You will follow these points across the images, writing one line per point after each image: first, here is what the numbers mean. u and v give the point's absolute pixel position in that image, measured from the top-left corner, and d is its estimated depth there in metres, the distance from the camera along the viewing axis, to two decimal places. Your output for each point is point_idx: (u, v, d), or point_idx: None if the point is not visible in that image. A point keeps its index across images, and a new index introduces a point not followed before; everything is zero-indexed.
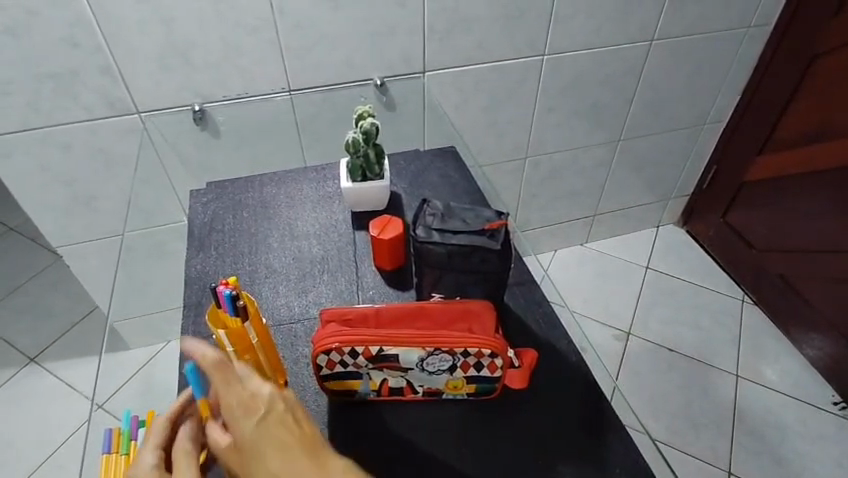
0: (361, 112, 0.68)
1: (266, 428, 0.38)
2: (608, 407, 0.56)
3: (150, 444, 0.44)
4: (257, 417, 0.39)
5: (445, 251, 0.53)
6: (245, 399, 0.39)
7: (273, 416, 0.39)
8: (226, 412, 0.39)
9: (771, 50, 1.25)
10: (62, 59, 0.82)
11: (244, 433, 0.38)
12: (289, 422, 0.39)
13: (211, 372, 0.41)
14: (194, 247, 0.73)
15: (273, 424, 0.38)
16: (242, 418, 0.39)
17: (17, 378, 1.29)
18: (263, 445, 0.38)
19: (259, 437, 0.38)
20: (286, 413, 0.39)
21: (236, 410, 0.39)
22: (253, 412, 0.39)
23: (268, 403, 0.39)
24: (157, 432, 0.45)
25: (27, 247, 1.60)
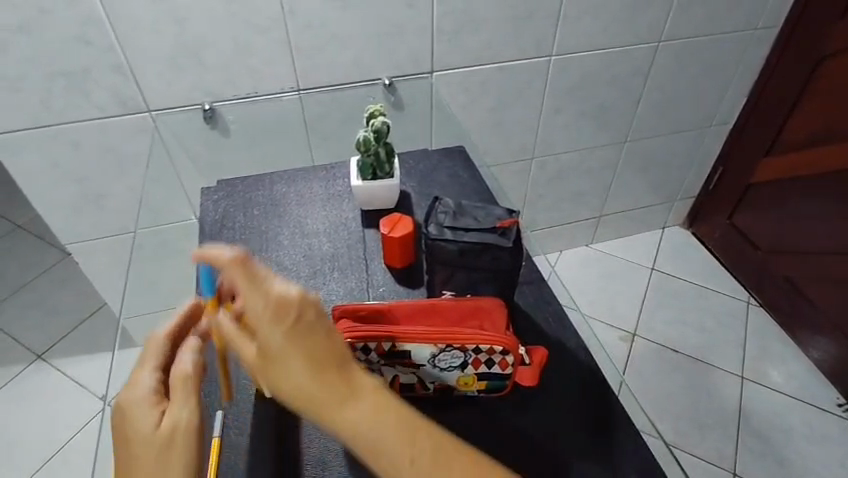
0: (372, 111, 0.69)
1: (293, 337, 0.34)
2: (617, 405, 0.57)
3: (147, 366, 0.42)
4: (284, 326, 0.34)
5: (458, 249, 0.53)
6: (270, 306, 0.35)
7: (302, 325, 0.34)
8: (250, 317, 0.36)
9: (777, 52, 1.25)
10: (74, 57, 0.82)
11: (268, 340, 0.35)
12: (318, 333, 0.35)
13: (236, 275, 0.37)
14: (205, 244, 0.73)
15: (299, 333, 0.34)
16: (269, 323, 0.35)
17: (24, 375, 1.30)
18: (288, 355, 0.34)
19: (284, 346, 0.34)
20: (315, 322, 0.35)
21: (261, 314, 0.35)
22: (279, 319, 0.35)
23: (297, 309, 0.35)
24: (154, 355, 0.43)
25: (35, 244, 1.61)
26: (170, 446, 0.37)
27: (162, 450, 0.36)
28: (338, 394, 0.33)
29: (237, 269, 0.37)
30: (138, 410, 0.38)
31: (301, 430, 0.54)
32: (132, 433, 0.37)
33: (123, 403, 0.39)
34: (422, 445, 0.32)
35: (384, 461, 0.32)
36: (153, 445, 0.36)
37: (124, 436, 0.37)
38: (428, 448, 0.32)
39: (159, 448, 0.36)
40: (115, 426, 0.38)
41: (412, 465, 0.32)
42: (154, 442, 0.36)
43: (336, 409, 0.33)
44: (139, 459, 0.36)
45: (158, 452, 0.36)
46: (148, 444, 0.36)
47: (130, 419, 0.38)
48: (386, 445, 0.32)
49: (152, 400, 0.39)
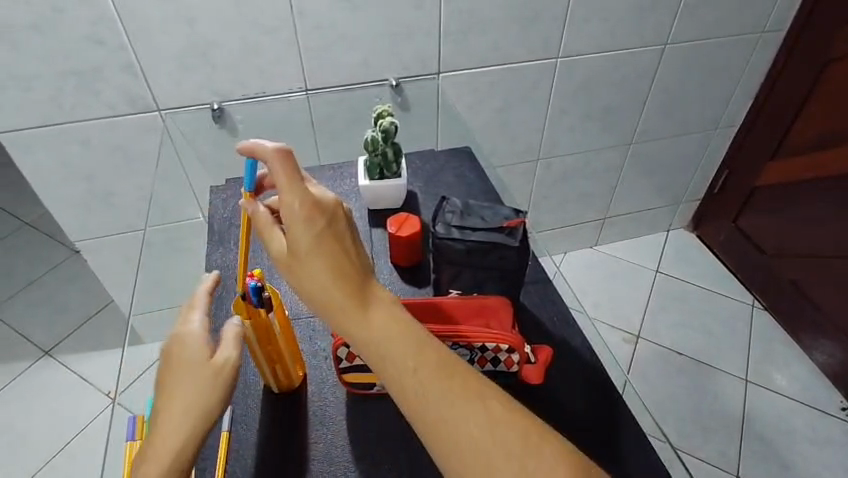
0: (381, 111, 0.70)
1: (322, 240, 0.40)
2: (622, 404, 0.57)
3: (196, 310, 0.49)
4: (316, 227, 0.40)
5: (465, 248, 0.54)
6: (307, 207, 0.41)
7: (332, 231, 0.41)
8: (284, 212, 0.41)
9: (784, 55, 1.25)
10: (86, 56, 0.83)
11: (300, 239, 0.40)
12: (344, 244, 0.41)
13: (282, 175, 0.43)
14: (214, 241, 0.75)
15: (328, 238, 0.40)
16: (301, 225, 0.40)
17: (32, 371, 1.31)
18: (315, 254, 0.40)
19: (312, 246, 0.40)
20: (342, 233, 0.41)
21: (295, 214, 0.41)
22: (313, 220, 0.41)
23: (328, 219, 0.41)
24: (200, 302, 0.49)
25: (42, 242, 1.63)
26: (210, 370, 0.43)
27: (204, 372, 0.43)
28: (356, 299, 0.39)
29: (282, 170, 0.43)
30: (189, 341, 0.45)
31: (308, 428, 0.55)
32: (181, 358, 0.44)
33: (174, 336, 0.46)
34: (424, 351, 0.38)
35: (392, 358, 0.37)
36: (196, 368, 0.43)
37: (173, 359, 0.44)
38: (430, 353, 0.38)
39: (202, 370, 0.43)
40: (166, 353, 0.45)
41: (416, 365, 0.37)
42: (200, 366, 0.43)
43: (354, 312, 0.38)
44: (183, 377, 0.43)
45: (200, 373, 0.43)
46: (193, 366, 0.44)
47: (180, 346, 0.45)
48: (394, 345, 0.37)
49: (200, 335, 0.46)
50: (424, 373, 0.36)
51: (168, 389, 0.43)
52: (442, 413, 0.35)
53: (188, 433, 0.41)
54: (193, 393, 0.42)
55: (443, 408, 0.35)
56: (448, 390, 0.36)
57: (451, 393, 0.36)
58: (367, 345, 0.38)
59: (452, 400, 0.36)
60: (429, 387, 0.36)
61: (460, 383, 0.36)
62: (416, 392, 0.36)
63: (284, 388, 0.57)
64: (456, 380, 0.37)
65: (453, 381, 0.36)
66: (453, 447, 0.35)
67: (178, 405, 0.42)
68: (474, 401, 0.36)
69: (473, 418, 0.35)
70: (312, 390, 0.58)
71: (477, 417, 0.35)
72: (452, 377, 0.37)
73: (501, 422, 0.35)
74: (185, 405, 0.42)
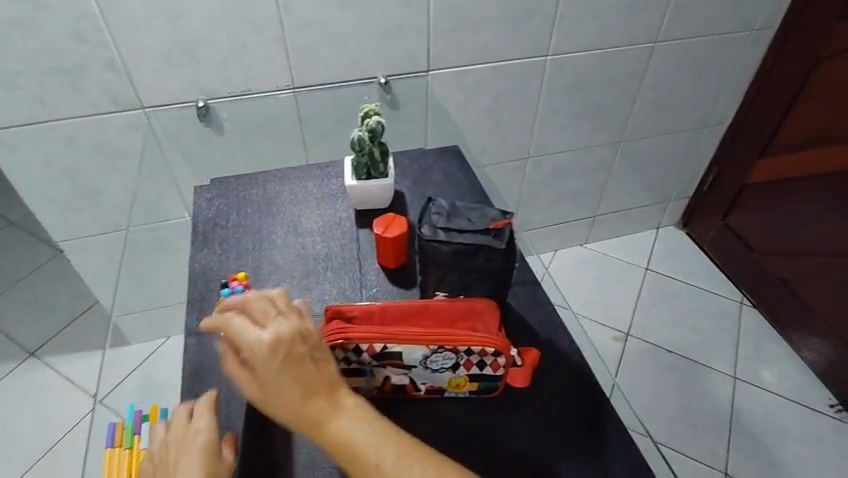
0: (367, 110, 0.69)
1: (285, 366, 0.41)
2: (609, 407, 0.57)
3: (203, 411, 0.50)
4: (277, 356, 0.42)
5: (450, 250, 0.53)
6: (268, 341, 0.42)
7: (292, 353, 0.42)
8: (248, 352, 0.43)
9: (773, 53, 1.25)
10: (69, 53, 0.82)
11: (263, 369, 0.42)
12: (309, 359, 0.42)
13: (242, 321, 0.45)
14: (197, 242, 0.73)
15: (290, 362, 0.42)
16: (265, 357, 0.42)
17: (17, 372, 1.29)
18: (279, 379, 0.41)
19: (276, 372, 0.41)
20: (305, 351, 0.42)
21: (258, 350, 0.42)
22: (274, 348, 0.42)
23: (290, 341, 0.42)
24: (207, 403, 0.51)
25: (27, 242, 1.60)
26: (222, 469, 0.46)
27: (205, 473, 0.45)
28: (325, 409, 0.41)
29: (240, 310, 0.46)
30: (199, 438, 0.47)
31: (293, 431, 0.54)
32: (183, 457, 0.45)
33: (177, 436, 0.48)
34: (392, 445, 0.40)
35: (359, 462, 0.39)
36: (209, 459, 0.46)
37: (183, 455, 0.46)
38: (395, 447, 0.40)
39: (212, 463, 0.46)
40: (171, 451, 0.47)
41: (381, 462, 0.39)
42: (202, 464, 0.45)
43: (326, 422, 0.40)
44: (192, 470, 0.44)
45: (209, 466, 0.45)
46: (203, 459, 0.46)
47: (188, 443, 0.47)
48: (362, 446, 0.40)
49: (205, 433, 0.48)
50: (387, 469, 0.39)
51: None
52: None
53: None
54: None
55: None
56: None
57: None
58: (340, 451, 0.40)
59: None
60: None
61: (422, 471, 0.39)
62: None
63: None
64: (418, 470, 0.39)
65: (415, 469, 0.39)
66: None
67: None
68: None
69: None
70: None
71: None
72: (415, 465, 0.39)
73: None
74: None
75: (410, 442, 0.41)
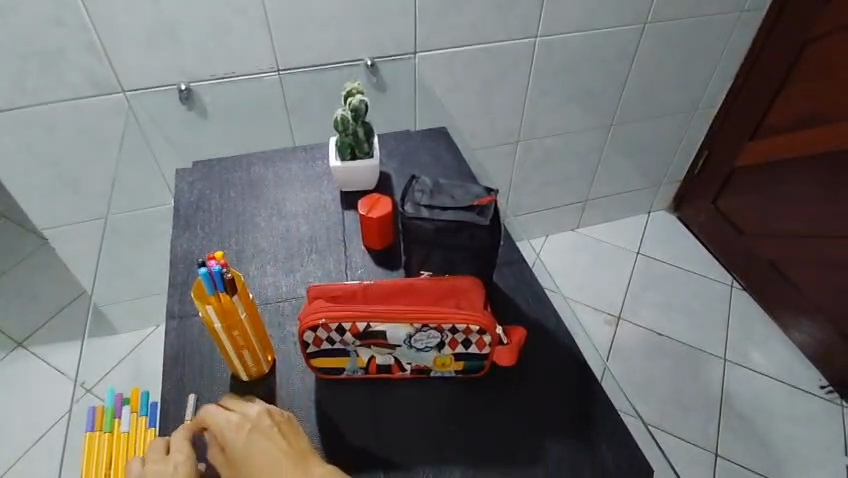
0: (350, 89, 0.67)
1: (252, 441, 0.45)
2: (596, 385, 0.57)
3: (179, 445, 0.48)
4: (243, 433, 0.46)
5: (434, 228, 0.52)
6: (234, 421, 0.47)
7: (258, 428, 0.46)
8: (219, 437, 0.47)
9: (763, 35, 1.24)
10: (46, 36, 0.80)
11: (233, 447, 0.46)
12: (275, 430, 0.46)
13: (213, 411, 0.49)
14: (179, 225, 0.72)
15: (255, 437, 0.46)
16: (233, 438, 0.46)
17: (5, 362, 1.28)
18: (248, 455, 0.45)
19: (245, 450, 0.45)
20: (270, 426, 0.47)
21: (227, 433, 0.47)
22: (242, 426, 0.46)
23: (256, 418, 0.47)
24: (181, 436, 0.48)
25: (12, 231, 1.58)
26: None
27: None
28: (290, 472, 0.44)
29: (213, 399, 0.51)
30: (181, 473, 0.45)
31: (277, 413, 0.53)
32: None
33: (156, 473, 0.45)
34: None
35: None
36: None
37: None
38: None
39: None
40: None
41: None
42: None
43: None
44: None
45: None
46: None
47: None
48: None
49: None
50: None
51: None
52: None
53: None
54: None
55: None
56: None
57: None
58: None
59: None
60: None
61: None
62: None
63: (254, 375, 0.55)
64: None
65: None
66: None
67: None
68: None
69: None
70: (281, 375, 0.56)
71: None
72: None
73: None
74: None
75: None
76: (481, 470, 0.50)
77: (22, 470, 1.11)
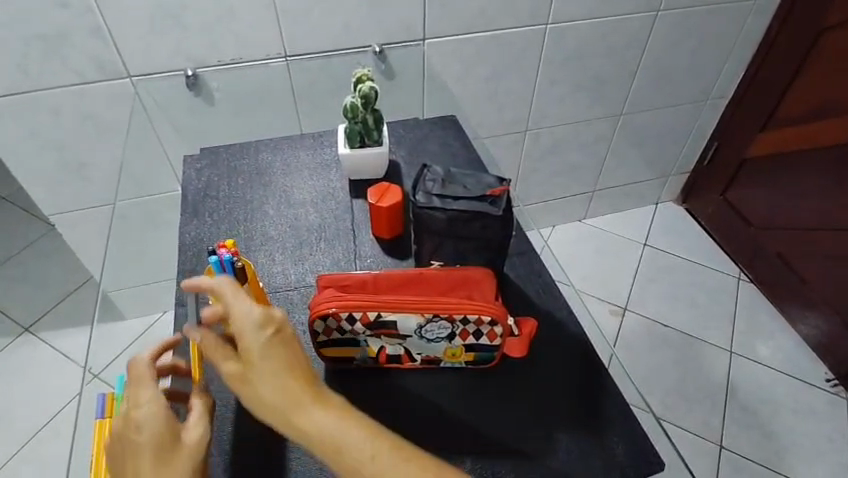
0: (359, 75, 0.66)
1: (271, 344, 0.39)
2: (607, 377, 0.56)
3: (144, 384, 0.43)
4: (267, 331, 0.39)
5: (445, 218, 0.52)
6: (260, 312, 0.40)
7: (285, 336, 0.40)
8: (236, 323, 0.40)
9: (778, 23, 1.21)
10: (49, 19, 0.79)
11: (253, 349, 0.39)
12: (297, 345, 0.40)
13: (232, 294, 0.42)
14: (187, 213, 0.72)
15: (277, 339, 0.39)
16: (254, 332, 0.39)
17: (12, 347, 1.29)
18: (266, 359, 0.38)
19: (262, 351, 0.39)
20: (294, 339, 0.40)
21: (246, 324, 0.40)
22: (267, 327, 0.40)
23: (282, 323, 0.40)
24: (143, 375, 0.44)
25: (18, 217, 1.58)
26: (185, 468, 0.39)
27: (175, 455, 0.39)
28: (304, 395, 0.37)
29: (229, 283, 0.43)
30: (145, 432, 0.39)
31: None
32: (140, 450, 0.39)
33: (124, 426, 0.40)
34: (374, 437, 0.36)
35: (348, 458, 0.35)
36: (167, 465, 0.38)
37: (136, 453, 0.39)
38: (380, 439, 0.36)
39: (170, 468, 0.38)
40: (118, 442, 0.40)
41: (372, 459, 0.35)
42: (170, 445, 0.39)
43: (308, 414, 0.36)
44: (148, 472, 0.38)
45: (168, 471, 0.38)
46: (157, 460, 0.38)
47: (136, 438, 0.39)
48: (344, 441, 0.35)
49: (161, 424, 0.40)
50: (379, 465, 0.34)
51: None
52: None
53: None
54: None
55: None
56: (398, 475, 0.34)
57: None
58: (315, 441, 0.36)
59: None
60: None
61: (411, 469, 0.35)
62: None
63: None
64: (405, 460, 0.35)
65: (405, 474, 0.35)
66: None
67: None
68: None
69: None
70: None
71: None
72: (404, 463, 0.35)
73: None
74: None
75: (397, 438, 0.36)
76: (490, 461, 0.49)
77: (29, 454, 1.12)
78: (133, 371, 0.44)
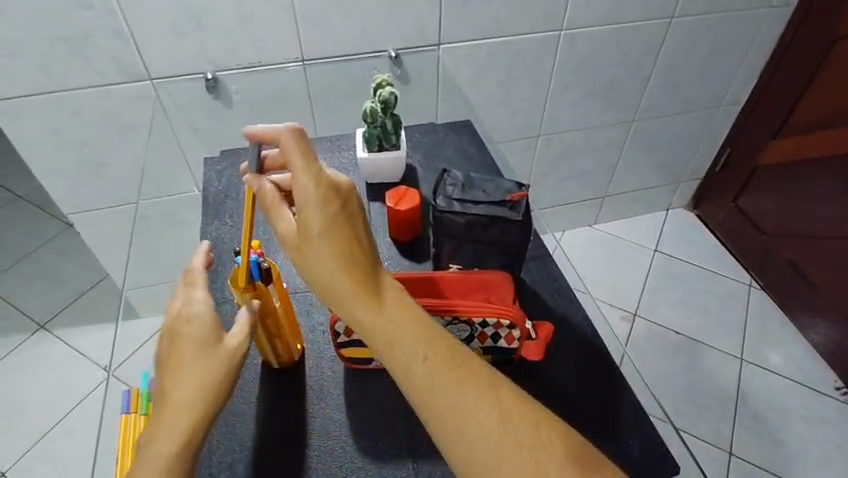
0: (380, 80, 0.67)
1: (333, 220, 0.39)
2: (623, 382, 0.57)
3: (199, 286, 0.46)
4: (331, 207, 0.39)
5: (465, 222, 0.53)
6: (323, 187, 0.40)
7: (347, 214, 0.40)
8: (297, 193, 0.40)
9: (791, 30, 1.21)
10: (74, 21, 0.81)
11: (313, 224, 0.39)
12: (357, 226, 0.40)
13: (296, 159, 0.41)
14: (208, 214, 0.73)
15: (338, 217, 0.39)
16: (317, 206, 0.39)
17: (27, 344, 1.30)
18: (323, 237, 0.38)
19: (322, 227, 0.38)
20: (353, 218, 0.40)
21: (310, 197, 0.39)
22: (327, 203, 0.39)
23: (342, 200, 0.40)
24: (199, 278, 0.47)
25: (35, 215, 1.60)
26: (227, 355, 0.41)
27: (216, 348, 0.41)
28: (363, 288, 0.37)
29: (298, 150, 0.41)
30: (194, 327, 0.42)
31: (307, 400, 0.54)
32: (186, 339, 0.41)
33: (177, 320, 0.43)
34: (431, 340, 0.36)
35: (401, 351, 0.36)
36: (207, 355, 0.41)
37: (179, 342, 0.41)
38: (437, 342, 0.36)
39: (209, 357, 0.40)
40: (170, 331, 0.42)
41: (427, 355, 0.35)
42: (213, 339, 0.42)
43: (360, 300, 0.37)
44: (188, 359, 0.40)
45: (210, 356, 0.41)
46: (199, 349, 0.41)
47: (185, 328, 0.42)
48: (403, 340, 0.36)
49: (209, 322, 0.43)
50: (435, 366, 0.35)
51: (173, 374, 0.40)
52: (451, 399, 0.34)
53: (206, 395, 0.39)
54: (199, 375, 0.39)
55: (452, 405, 0.34)
56: (456, 380, 0.35)
57: (459, 386, 0.35)
58: (376, 337, 0.36)
59: (460, 391, 0.34)
60: (440, 380, 0.35)
61: (469, 377, 0.35)
62: (423, 385, 0.35)
63: (285, 362, 0.56)
64: (463, 368, 0.35)
65: (460, 375, 0.35)
66: (457, 443, 0.34)
67: (181, 392, 0.39)
68: (479, 392, 0.35)
69: (485, 411, 0.34)
70: (311, 364, 0.57)
71: (486, 408, 0.34)
72: (462, 369, 0.35)
73: (512, 413, 0.35)
74: (189, 395, 0.39)
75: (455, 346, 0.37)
76: None
77: (44, 450, 1.13)
78: (189, 277, 0.47)
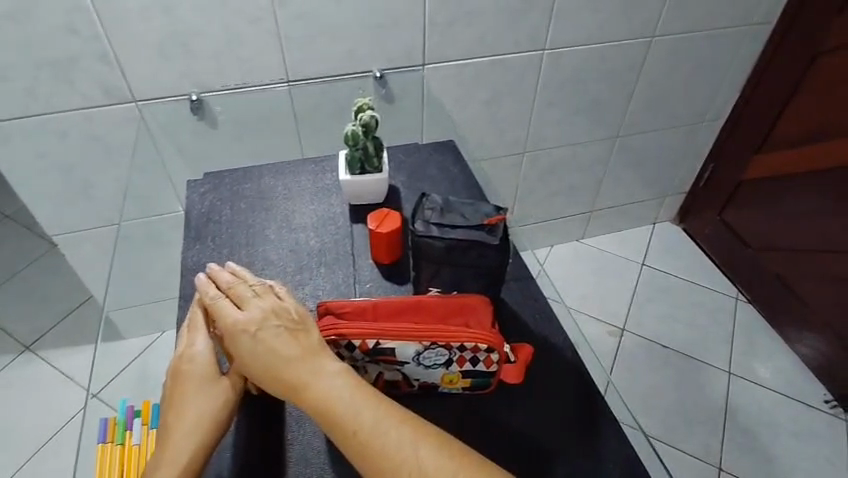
0: (360, 104, 0.68)
1: (256, 340, 0.45)
2: (602, 402, 0.57)
3: (199, 331, 0.51)
4: (251, 331, 0.46)
5: (444, 246, 0.53)
6: (242, 320, 0.47)
7: (270, 331, 0.46)
8: (227, 326, 0.47)
9: (772, 47, 1.24)
10: (61, 45, 0.81)
11: (241, 345, 0.46)
12: (282, 334, 0.46)
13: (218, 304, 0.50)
14: (191, 237, 0.73)
15: (261, 335, 0.46)
16: (240, 336, 0.46)
17: (11, 365, 1.29)
18: (254, 353, 0.45)
19: (250, 346, 0.45)
20: (279, 325, 0.46)
21: (235, 328, 0.47)
22: (249, 327, 0.46)
23: (262, 319, 0.47)
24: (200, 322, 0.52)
25: (21, 234, 1.59)
26: (223, 395, 0.47)
27: (211, 392, 0.47)
28: (302, 376, 0.43)
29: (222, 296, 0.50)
30: (194, 366, 0.48)
31: (286, 426, 0.54)
32: (187, 378, 0.48)
33: (180, 364, 0.49)
34: (362, 410, 0.41)
35: (337, 425, 0.41)
36: (204, 396, 0.47)
37: (182, 379, 0.48)
38: (369, 410, 0.41)
39: (207, 395, 0.47)
40: (173, 373, 0.49)
41: (358, 426, 0.40)
42: (207, 382, 0.48)
43: (298, 391, 0.43)
44: (189, 395, 0.47)
45: (208, 394, 0.47)
46: (198, 388, 0.47)
47: (188, 367, 0.49)
48: (337, 409, 0.41)
49: (203, 370, 0.48)
50: (365, 429, 0.40)
51: (174, 412, 0.46)
52: (379, 462, 0.39)
53: (196, 442, 0.45)
54: (198, 411, 0.46)
55: (382, 461, 0.38)
56: (384, 439, 0.39)
57: (387, 445, 0.39)
58: (319, 414, 0.42)
59: (388, 453, 0.39)
60: (370, 441, 0.39)
61: (397, 434, 0.40)
62: (359, 449, 0.39)
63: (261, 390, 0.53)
64: (393, 429, 0.40)
65: (389, 435, 0.39)
66: None
67: (183, 426, 0.45)
68: (408, 448, 0.39)
69: (408, 466, 0.38)
70: None
71: (409, 465, 0.38)
72: (390, 428, 0.40)
73: (433, 463, 0.38)
74: (190, 428, 0.45)
75: (390, 408, 0.41)
76: None
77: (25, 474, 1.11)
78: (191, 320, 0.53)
